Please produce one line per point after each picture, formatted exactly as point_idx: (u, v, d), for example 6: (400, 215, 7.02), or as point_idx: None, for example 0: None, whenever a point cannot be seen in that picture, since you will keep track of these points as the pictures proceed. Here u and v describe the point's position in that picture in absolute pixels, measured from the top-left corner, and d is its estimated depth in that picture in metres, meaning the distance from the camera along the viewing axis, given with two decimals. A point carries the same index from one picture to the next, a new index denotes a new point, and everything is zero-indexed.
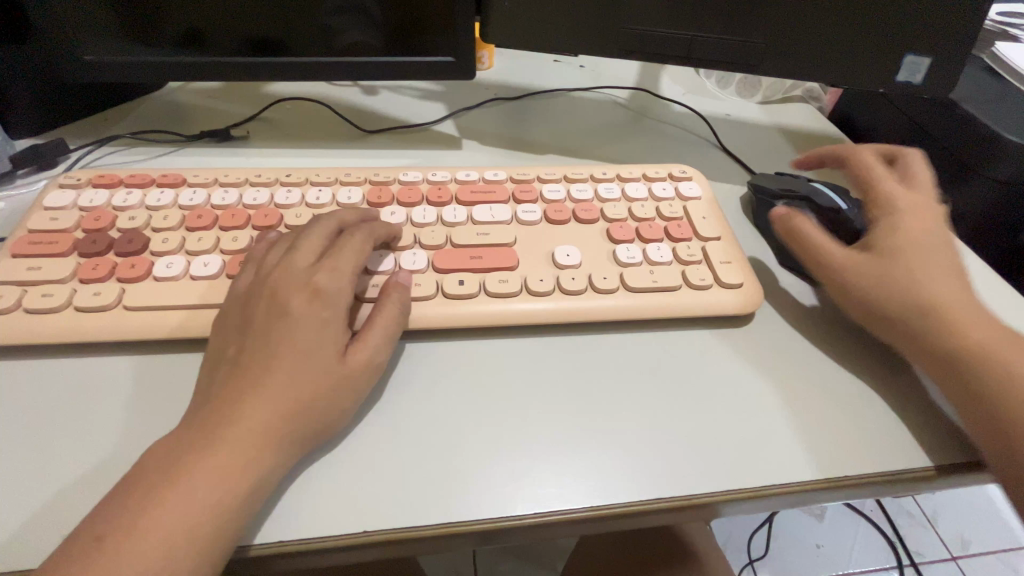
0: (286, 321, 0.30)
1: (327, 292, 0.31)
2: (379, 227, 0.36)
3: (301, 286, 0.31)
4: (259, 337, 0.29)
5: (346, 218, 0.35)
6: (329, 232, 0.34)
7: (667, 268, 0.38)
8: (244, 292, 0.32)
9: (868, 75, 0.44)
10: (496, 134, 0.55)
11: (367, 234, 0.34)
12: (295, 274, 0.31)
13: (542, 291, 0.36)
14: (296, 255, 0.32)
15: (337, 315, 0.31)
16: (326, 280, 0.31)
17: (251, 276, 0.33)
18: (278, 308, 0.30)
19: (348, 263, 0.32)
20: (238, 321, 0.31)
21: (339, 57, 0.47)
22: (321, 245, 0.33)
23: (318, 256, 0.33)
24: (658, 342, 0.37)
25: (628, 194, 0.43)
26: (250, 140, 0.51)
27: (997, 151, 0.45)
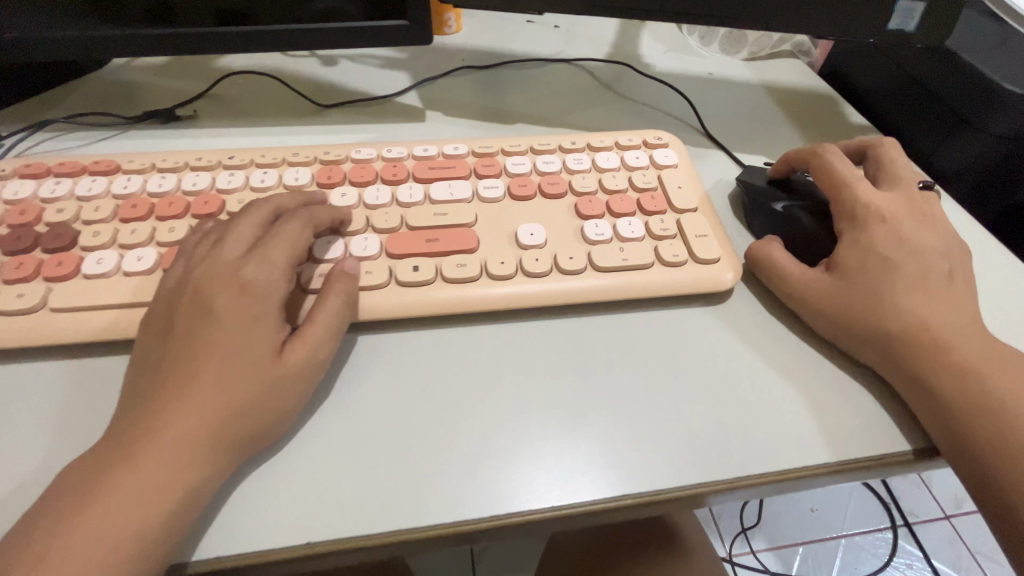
0: (212, 321, 0.27)
1: (258, 284, 0.28)
2: (321, 212, 0.33)
3: (226, 280, 0.28)
4: (183, 340, 0.27)
5: (284, 203, 0.32)
6: (263, 219, 0.31)
7: (638, 244, 0.35)
8: (169, 290, 0.29)
9: (854, 22, 0.39)
10: (464, 104, 0.51)
11: (306, 220, 0.31)
12: (222, 269, 0.29)
13: (503, 275, 0.33)
14: (224, 248, 0.29)
15: (270, 308, 0.28)
16: (254, 273, 0.29)
17: (180, 270, 0.30)
18: (203, 307, 0.28)
19: (283, 252, 0.30)
20: (161, 323, 0.28)
21: (285, 24, 0.43)
22: (251, 234, 0.30)
23: (249, 246, 0.30)
24: (629, 325, 0.34)
25: (598, 164, 0.40)
26: (198, 120, 0.47)
27: (994, 103, 0.42)
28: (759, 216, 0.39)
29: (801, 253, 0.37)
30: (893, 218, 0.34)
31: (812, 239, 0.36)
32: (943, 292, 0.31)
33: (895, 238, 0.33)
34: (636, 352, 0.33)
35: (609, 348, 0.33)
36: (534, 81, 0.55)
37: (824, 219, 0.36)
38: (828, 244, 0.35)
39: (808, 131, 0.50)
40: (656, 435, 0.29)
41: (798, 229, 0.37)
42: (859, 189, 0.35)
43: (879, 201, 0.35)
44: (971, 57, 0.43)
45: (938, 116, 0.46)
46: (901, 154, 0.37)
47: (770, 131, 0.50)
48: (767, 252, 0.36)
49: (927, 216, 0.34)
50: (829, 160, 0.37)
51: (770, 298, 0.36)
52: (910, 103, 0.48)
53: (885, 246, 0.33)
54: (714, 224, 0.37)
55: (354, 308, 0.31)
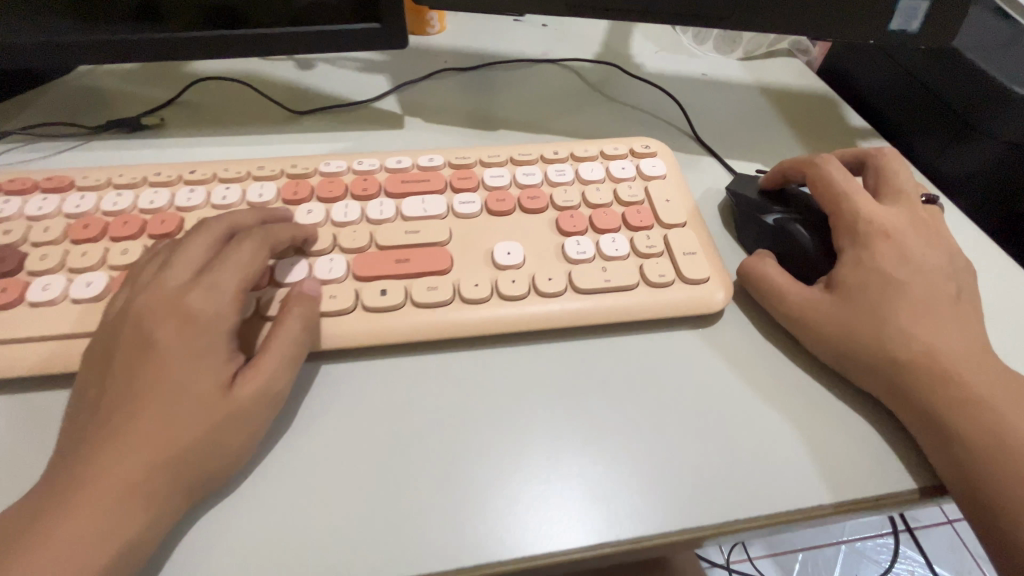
0: (154, 355, 0.25)
1: (206, 312, 0.26)
2: (280, 230, 0.31)
3: (170, 310, 0.26)
4: (123, 376, 0.25)
5: (240, 220, 0.30)
6: (215, 239, 0.29)
7: (622, 263, 0.33)
8: (111, 321, 0.27)
9: (854, 23, 0.37)
10: (444, 109, 0.49)
11: (261, 240, 0.29)
12: (166, 298, 0.26)
13: (477, 299, 0.31)
14: (169, 274, 0.27)
15: (218, 337, 0.26)
16: (200, 300, 0.27)
17: (123, 297, 0.28)
18: (145, 340, 0.25)
19: (233, 279, 0.27)
20: (101, 357, 0.26)
21: (246, 29, 0.40)
22: (200, 256, 0.28)
23: (197, 271, 0.28)
24: (612, 351, 0.32)
25: (582, 176, 0.38)
26: (165, 128, 0.45)
27: (1002, 106, 0.39)
28: (749, 229, 0.37)
29: (794, 268, 0.34)
30: (894, 235, 0.32)
31: (806, 254, 0.33)
32: (948, 316, 0.29)
33: (897, 257, 0.31)
34: (619, 380, 0.31)
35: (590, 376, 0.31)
36: (519, 84, 0.53)
37: (818, 232, 0.34)
38: (821, 259, 0.33)
39: (805, 136, 0.48)
40: (638, 473, 0.27)
41: (792, 243, 0.34)
42: (857, 203, 0.33)
43: (878, 216, 0.32)
44: (976, 58, 0.41)
45: (942, 120, 0.44)
46: (903, 166, 0.35)
47: (765, 136, 0.48)
48: (759, 269, 0.34)
49: (930, 232, 0.32)
50: (827, 172, 0.34)
51: (762, 319, 0.34)
52: (911, 104, 0.46)
53: (887, 266, 0.30)
54: (703, 240, 0.35)
55: (314, 333, 0.29)
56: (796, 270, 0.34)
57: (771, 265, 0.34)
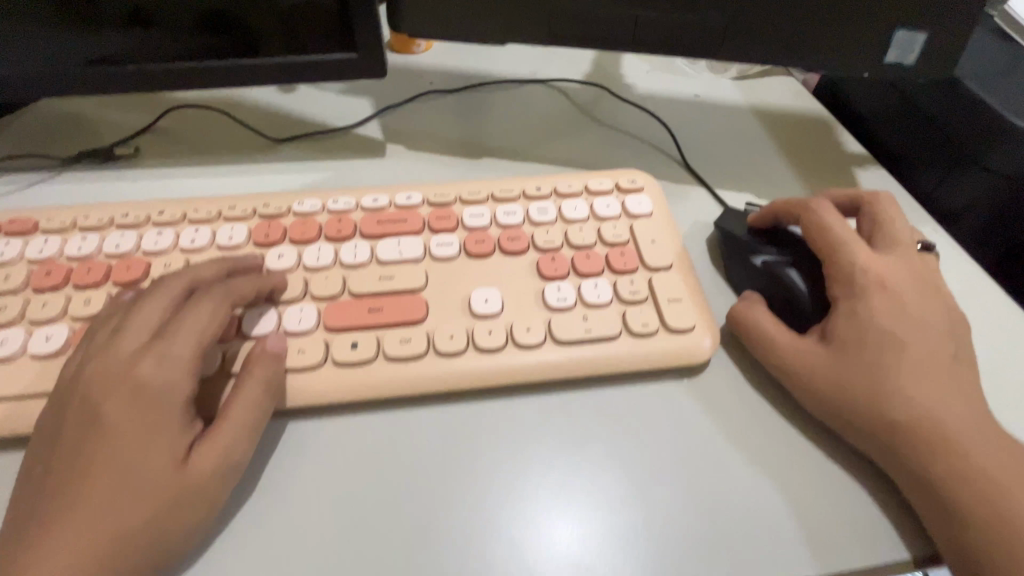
0: (102, 430, 0.25)
1: (160, 381, 0.26)
2: (242, 286, 0.30)
3: (118, 385, 0.25)
4: (72, 451, 0.24)
5: (201, 275, 0.30)
6: (173, 298, 0.28)
7: (604, 312, 0.32)
8: (62, 388, 0.26)
9: (847, 56, 0.36)
10: (427, 135, 0.48)
11: (222, 297, 0.28)
12: (115, 367, 0.26)
13: (452, 352, 0.30)
14: (122, 340, 0.27)
15: (172, 408, 0.25)
16: (153, 370, 0.26)
17: (76, 361, 0.27)
18: (93, 413, 0.25)
19: (186, 343, 0.27)
20: (50, 429, 0.25)
21: (224, 60, 0.39)
22: (156, 318, 0.27)
23: (154, 335, 0.27)
24: (593, 404, 0.31)
25: (565, 214, 0.36)
26: (140, 159, 0.44)
27: (1003, 138, 0.38)
28: (739, 270, 0.35)
29: (785, 314, 0.33)
30: (887, 284, 0.30)
31: (799, 301, 0.32)
32: (939, 374, 0.28)
33: (890, 310, 0.30)
34: (597, 438, 0.30)
35: (567, 433, 0.30)
36: (505, 107, 0.51)
37: (809, 277, 0.32)
38: (813, 308, 0.32)
39: (799, 163, 0.47)
40: (612, 543, 0.26)
41: (784, 288, 0.33)
42: (850, 249, 0.32)
43: (871, 263, 0.31)
44: (977, 87, 0.39)
45: (941, 149, 0.42)
46: (896, 211, 0.33)
47: (758, 163, 0.46)
48: (747, 317, 0.32)
49: (924, 281, 0.31)
50: (821, 217, 0.33)
51: (749, 368, 0.33)
52: (907, 131, 0.45)
53: (880, 319, 0.29)
54: (690, 283, 0.34)
55: (279, 391, 0.29)
56: (788, 317, 0.33)
57: (759, 313, 0.32)
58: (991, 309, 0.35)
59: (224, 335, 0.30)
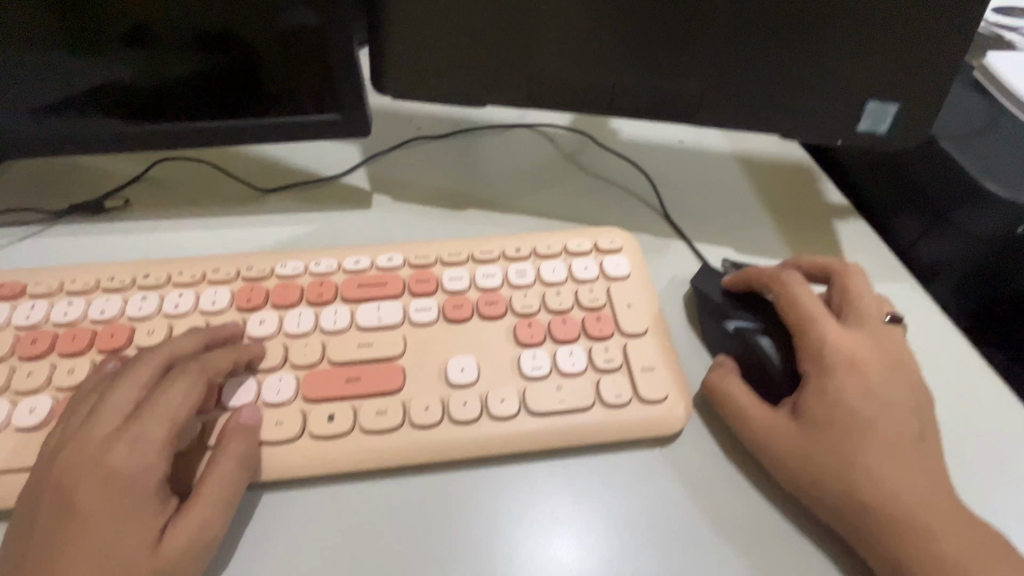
0: (75, 517, 0.26)
1: (134, 464, 0.27)
2: (220, 358, 0.30)
3: (90, 469, 0.26)
4: (47, 538, 0.25)
5: (180, 350, 0.31)
6: (148, 376, 0.29)
7: (578, 382, 0.32)
8: (37, 471, 0.27)
9: (820, 123, 0.37)
10: (413, 185, 0.48)
11: (196, 373, 0.29)
12: (87, 451, 0.27)
13: (426, 424, 0.31)
14: (94, 423, 0.28)
15: (145, 491, 0.26)
16: (127, 453, 0.27)
17: (54, 440, 0.28)
18: (65, 501, 0.26)
19: (158, 426, 0.28)
20: (26, 513, 0.26)
21: (213, 120, 0.40)
22: (128, 397, 0.28)
23: (127, 417, 0.28)
24: (565, 475, 0.31)
25: (543, 277, 0.37)
26: (130, 210, 0.45)
27: (977, 200, 0.39)
28: (715, 334, 0.36)
29: (759, 382, 0.34)
30: (854, 359, 0.31)
31: (771, 371, 0.33)
32: (903, 454, 0.29)
33: (857, 388, 0.30)
34: (569, 510, 0.30)
35: (545, 506, 0.30)
36: (492, 154, 0.52)
37: (782, 348, 0.33)
38: (785, 380, 0.32)
39: (781, 214, 0.47)
40: None
41: (756, 357, 0.33)
42: (820, 322, 0.32)
43: (840, 338, 0.32)
44: (953, 147, 0.40)
45: (920, 206, 0.43)
46: (864, 283, 0.34)
47: (740, 214, 0.47)
48: (719, 385, 0.33)
49: (890, 358, 0.32)
50: (796, 289, 0.33)
51: (720, 437, 0.33)
52: (888, 183, 0.45)
53: (845, 397, 0.30)
54: (664, 349, 0.34)
55: (253, 466, 0.29)
56: (761, 385, 0.33)
57: (731, 382, 0.33)
58: (957, 379, 0.36)
59: (204, 406, 0.31)
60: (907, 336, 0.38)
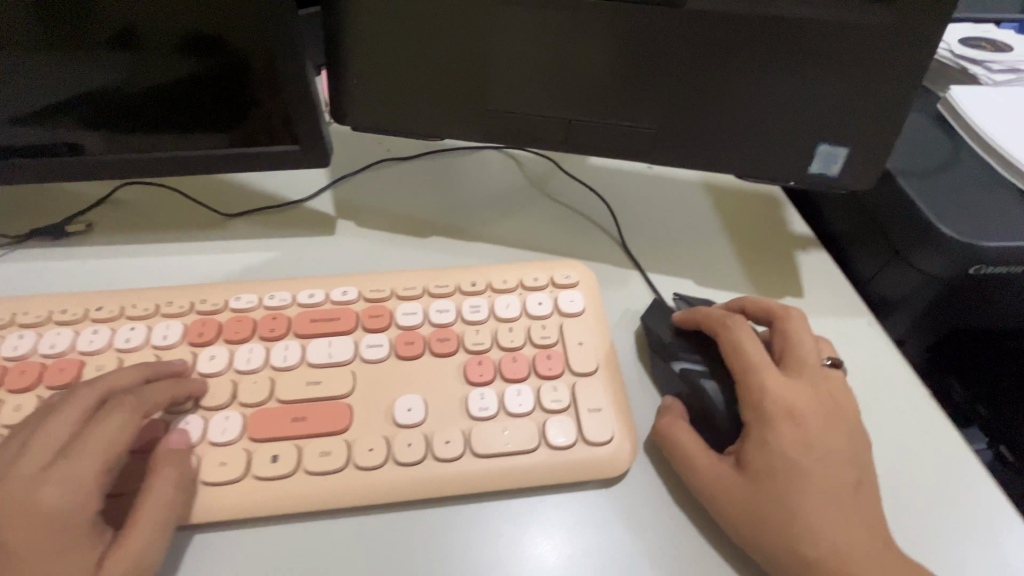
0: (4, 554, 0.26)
1: (66, 505, 0.27)
2: (157, 395, 0.31)
3: (19, 507, 0.26)
4: None
5: (118, 385, 0.31)
6: (83, 412, 0.29)
7: (524, 423, 0.33)
8: None
9: (773, 164, 0.37)
10: (377, 211, 0.48)
11: (132, 409, 0.29)
12: (18, 487, 0.27)
13: (370, 466, 0.31)
14: (24, 460, 0.28)
15: (75, 529, 0.26)
16: (58, 494, 0.27)
17: None
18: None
19: (88, 464, 0.28)
20: None
21: (170, 151, 0.40)
22: (61, 435, 0.28)
23: (57, 453, 0.28)
24: (508, 516, 0.32)
25: (496, 313, 0.37)
26: (93, 235, 0.45)
27: (929, 241, 0.39)
28: (663, 374, 0.36)
29: (704, 425, 0.34)
30: (794, 405, 0.31)
31: (715, 415, 0.33)
32: (837, 503, 0.29)
33: (796, 436, 0.31)
34: (510, 553, 0.31)
35: (539, 519, 0.32)
36: (459, 178, 0.52)
37: (726, 391, 0.33)
38: (726, 424, 0.33)
39: (743, 244, 0.47)
40: None
41: (702, 401, 0.34)
42: (764, 367, 0.33)
43: (781, 383, 0.32)
44: (909, 186, 0.40)
45: (877, 242, 0.43)
46: (805, 330, 0.35)
47: (703, 245, 0.47)
48: (664, 427, 0.33)
49: (831, 404, 0.32)
50: (740, 335, 0.34)
51: (664, 478, 0.33)
52: (849, 216, 0.45)
53: (784, 443, 0.30)
54: (613, 389, 0.35)
55: (188, 495, 0.29)
56: (706, 428, 0.34)
57: (675, 425, 0.33)
58: (901, 418, 0.37)
59: (144, 443, 0.31)
60: (854, 376, 0.38)
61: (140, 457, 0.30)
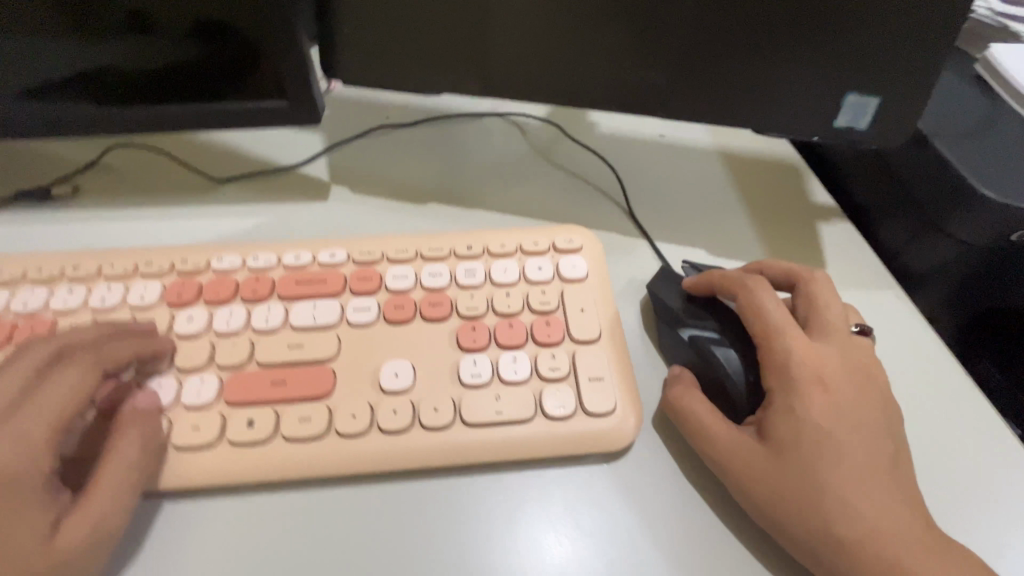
0: None
1: (23, 465, 0.25)
2: (120, 349, 0.29)
3: None
4: None
5: (75, 338, 0.29)
6: (36, 366, 0.27)
7: (519, 392, 0.30)
8: None
9: (794, 120, 0.34)
10: (374, 177, 0.46)
11: (90, 364, 0.28)
12: None
13: (352, 433, 0.29)
14: None
15: (28, 489, 0.24)
16: (7, 451, 0.25)
17: None
18: None
19: (41, 420, 0.26)
20: None
21: (152, 106, 0.38)
22: (16, 390, 0.27)
23: (8, 407, 0.26)
24: (500, 491, 0.29)
25: (493, 278, 0.34)
26: (79, 199, 0.43)
27: (966, 205, 0.35)
28: (673, 344, 0.34)
29: (720, 397, 0.31)
30: (817, 377, 0.29)
31: (732, 389, 0.30)
32: (866, 482, 0.26)
33: (819, 408, 0.28)
34: (500, 530, 0.28)
35: (544, 500, 0.29)
36: (460, 146, 0.49)
37: (743, 362, 0.31)
38: (746, 395, 0.30)
39: (761, 215, 0.44)
40: None
41: (718, 371, 0.31)
42: (783, 335, 0.30)
43: (803, 353, 0.29)
44: (945, 147, 0.37)
45: (907, 210, 0.40)
46: (830, 297, 0.32)
47: (717, 215, 0.44)
48: (676, 399, 0.31)
49: (857, 376, 0.29)
50: (760, 298, 0.31)
51: (671, 455, 0.31)
52: (876, 182, 0.42)
53: (804, 416, 0.27)
54: (617, 358, 0.32)
55: (157, 453, 0.28)
56: (723, 403, 0.31)
57: (685, 398, 0.30)
58: (933, 397, 0.34)
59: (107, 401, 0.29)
60: (882, 350, 0.36)
61: (105, 415, 0.29)
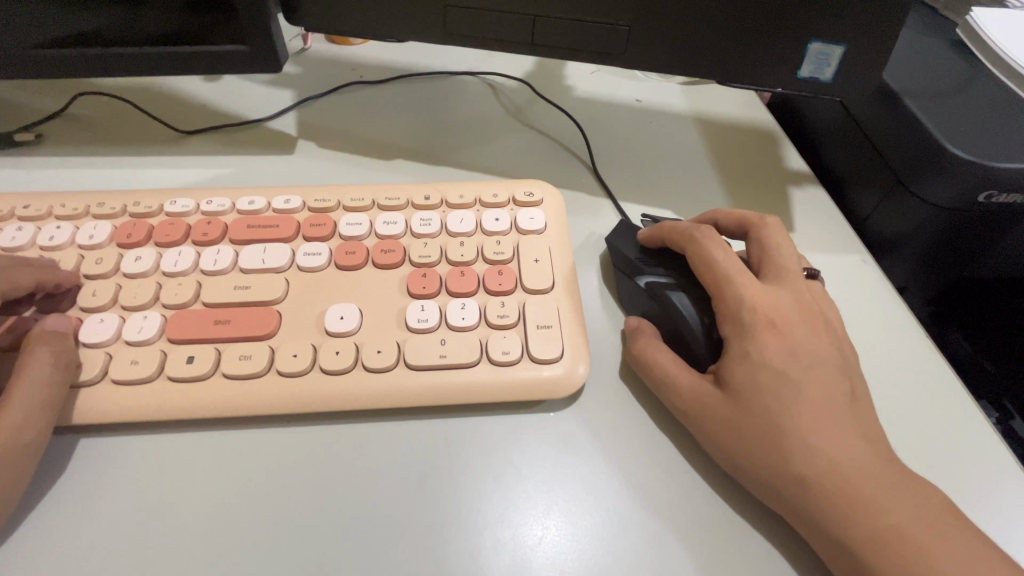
0: None
1: None
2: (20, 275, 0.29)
3: None
4: None
5: None
6: None
7: (464, 337, 0.30)
8: None
9: (759, 71, 0.34)
10: (342, 134, 0.45)
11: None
12: None
13: (293, 372, 0.28)
14: None
15: None
16: None
17: None
18: None
19: None
20: None
21: (106, 49, 0.38)
22: None
23: None
24: (442, 434, 0.29)
25: (449, 227, 0.34)
26: (43, 146, 0.43)
27: (935, 165, 0.35)
28: (634, 298, 0.33)
29: (682, 347, 0.31)
30: (768, 325, 0.28)
31: (691, 338, 0.30)
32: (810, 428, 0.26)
33: (767, 357, 0.27)
34: (439, 470, 0.28)
35: (481, 443, 0.29)
36: (432, 105, 0.49)
37: (698, 308, 0.30)
38: (703, 342, 0.29)
39: (733, 178, 0.43)
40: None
41: (675, 321, 0.30)
42: (735, 281, 0.29)
43: (755, 302, 0.29)
44: (916, 107, 0.36)
45: (878, 173, 0.39)
46: (790, 251, 0.32)
47: (689, 178, 0.43)
48: (636, 352, 0.30)
49: (811, 328, 0.29)
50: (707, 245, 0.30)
51: (621, 406, 0.30)
52: (849, 147, 0.41)
53: (751, 363, 0.27)
54: (569, 308, 0.32)
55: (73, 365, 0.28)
56: (685, 352, 0.30)
57: (645, 348, 0.30)
58: (894, 358, 0.33)
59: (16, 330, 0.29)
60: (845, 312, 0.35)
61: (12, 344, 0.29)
